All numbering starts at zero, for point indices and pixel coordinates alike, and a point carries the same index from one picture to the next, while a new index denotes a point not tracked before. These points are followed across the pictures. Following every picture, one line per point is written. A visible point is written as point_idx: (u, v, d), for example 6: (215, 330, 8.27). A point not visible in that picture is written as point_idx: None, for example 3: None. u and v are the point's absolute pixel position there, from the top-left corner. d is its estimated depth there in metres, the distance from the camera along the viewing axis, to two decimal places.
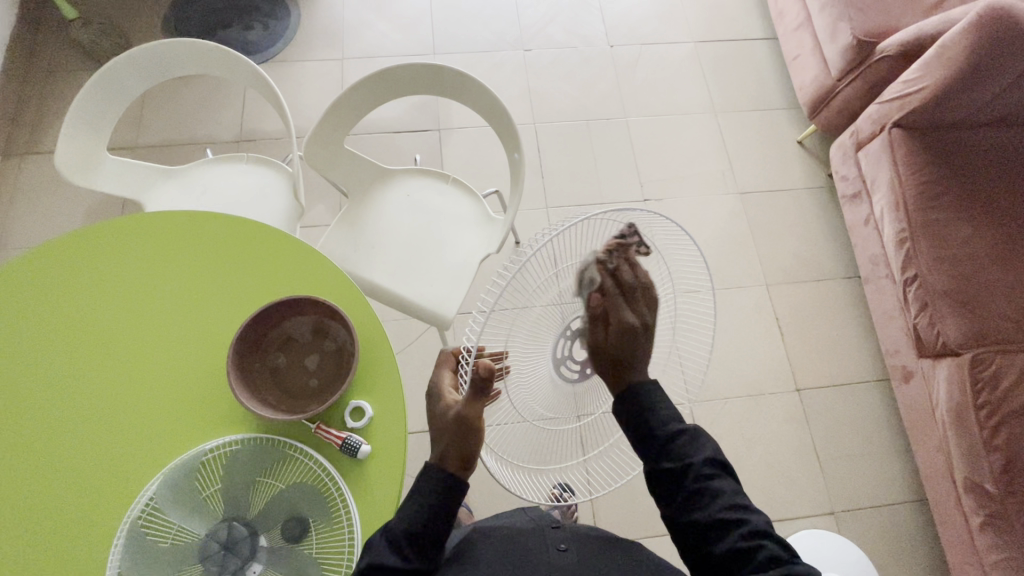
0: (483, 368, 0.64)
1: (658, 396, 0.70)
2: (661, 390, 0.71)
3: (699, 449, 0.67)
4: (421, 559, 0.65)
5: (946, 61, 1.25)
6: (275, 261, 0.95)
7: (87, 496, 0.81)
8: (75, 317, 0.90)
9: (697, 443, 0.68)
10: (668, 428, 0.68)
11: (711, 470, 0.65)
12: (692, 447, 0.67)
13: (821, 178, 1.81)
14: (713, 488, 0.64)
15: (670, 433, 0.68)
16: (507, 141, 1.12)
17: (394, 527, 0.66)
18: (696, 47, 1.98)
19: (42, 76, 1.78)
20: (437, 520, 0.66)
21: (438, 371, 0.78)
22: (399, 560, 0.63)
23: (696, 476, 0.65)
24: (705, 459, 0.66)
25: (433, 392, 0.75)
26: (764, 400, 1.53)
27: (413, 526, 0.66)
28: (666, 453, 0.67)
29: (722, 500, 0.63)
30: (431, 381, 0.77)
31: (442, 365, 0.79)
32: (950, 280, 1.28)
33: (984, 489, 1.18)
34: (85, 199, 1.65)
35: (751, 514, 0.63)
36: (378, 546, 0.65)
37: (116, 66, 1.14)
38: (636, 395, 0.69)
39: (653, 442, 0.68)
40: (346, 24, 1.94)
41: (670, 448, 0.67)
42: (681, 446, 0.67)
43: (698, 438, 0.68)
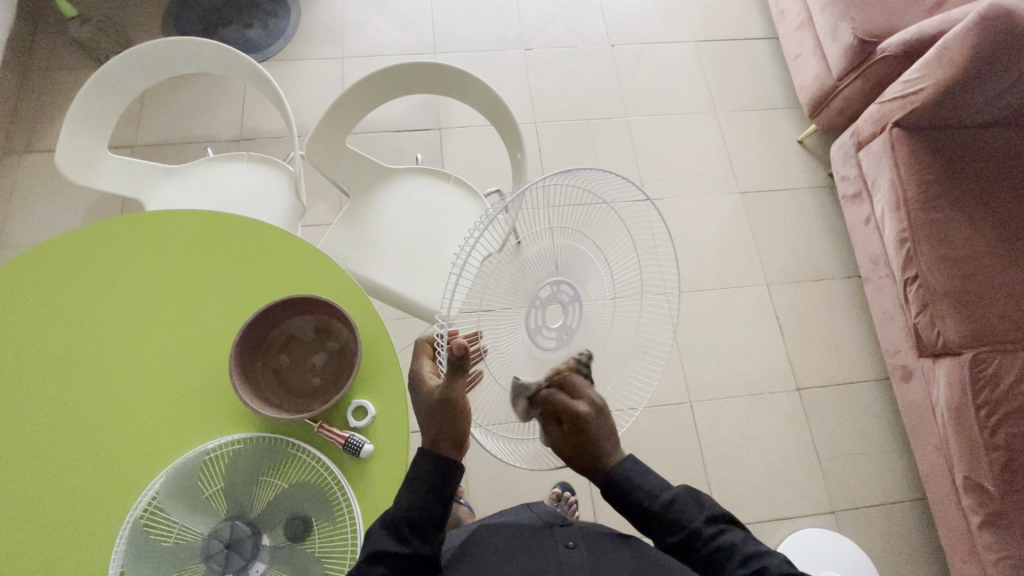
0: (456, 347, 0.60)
1: (639, 472, 0.70)
2: (639, 464, 0.71)
3: (696, 511, 0.67)
4: (421, 542, 0.67)
5: (947, 61, 1.25)
6: (278, 258, 0.94)
7: (90, 496, 0.81)
8: (76, 316, 0.90)
9: (691, 503, 0.68)
10: (661, 501, 0.68)
11: (714, 528, 0.66)
12: (689, 508, 0.68)
13: (821, 178, 1.81)
14: (724, 543, 0.65)
15: (662, 506, 0.68)
16: (509, 140, 1.12)
17: (392, 513, 0.68)
18: (697, 47, 1.98)
19: (41, 74, 1.78)
20: (433, 505, 0.68)
21: (417, 359, 0.74)
22: (399, 543, 0.65)
23: (703, 539, 0.65)
24: (705, 520, 0.67)
25: (414, 380, 0.72)
26: (764, 399, 1.54)
27: (411, 510, 0.68)
28: (669, 527, 0.67)
29: (737, 553, 0.64)
30: (410, 369, 0.73)
31: (421, 354, 0.75)
32: (950, 280, 1.29)
33: (984, 488, 1.18)
34: (84, 197, 1.64)
35: (766, 558, 0.63)
36: (378, 531, 0.67)
37: (117, 64, 1.13)
38: (619, 482, 0.69)
39: (652, 520, 0.68)
40: (346, 22, 1.93)
41: (669, 518, 0.68)
42: (679, 516, 0.67)
43: (690, 498, 0.69)
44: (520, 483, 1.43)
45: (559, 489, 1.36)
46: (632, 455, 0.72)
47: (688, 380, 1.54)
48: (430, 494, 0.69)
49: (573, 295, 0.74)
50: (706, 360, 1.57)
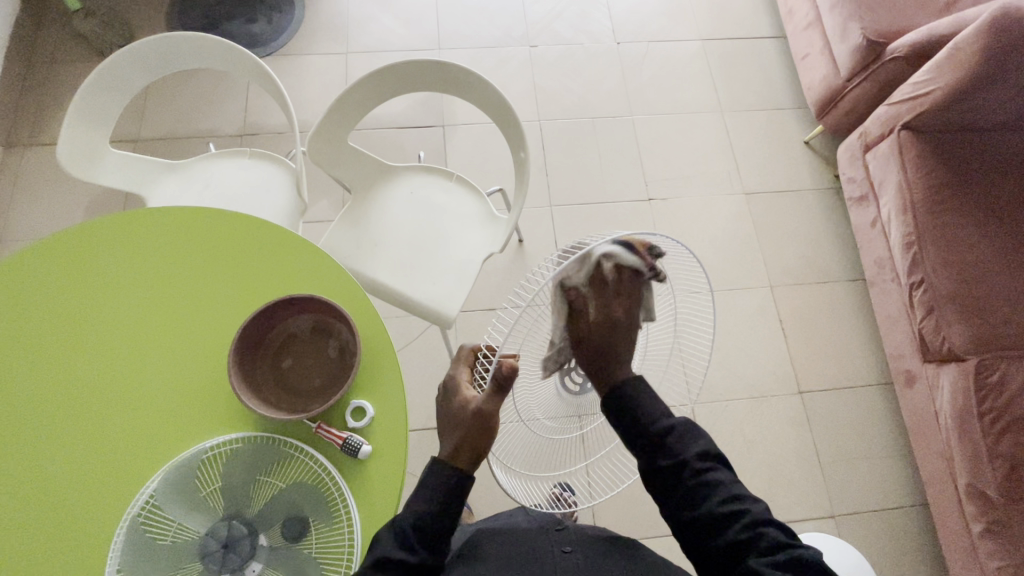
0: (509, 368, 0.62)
1: (645, 397, 0.69)
2: (643, 385, 0.70)
3: (690, 444, 0.67)
4: (427, 552, 0.65)
5: (957, 64, 1.23)
6: (276, 256, 0.94)
7: (88, 493, 0.81)
8: (75, 313, 0.90)
9: (686, 437, 0.68)
10: (660, 427, 0.68)
11: (705, 464, 0.66)
12: (684, 442, 0.68)
13: (828, 179, 1.79)
14: (711, 479, 0.65)
15: (661, 430, 0.68)
16: (513, 140, 1.12)
17: (401, 521, 0.66)
18: (704, 45, 1.96)
19: (45, 67, 1.78)
20: (441, 516, 0.67)
21: (455, 367, 0.74)
22: (405, 552, 0.64)
23: (694, 470, 0.66)
24: (697, 454, 0.67)
25: (450, 387, 0.72)
26: (766, 402, 1.53)
27: (420, 519, 0.66)
28: (660, 448, 0.67)
29: (721, 492, 0.64)
30: (447, 375, 0.73)
31: (460, 363, 0.75)
32: (958, 285, 1.27)
33: (987, 496, 1.17)
34: (88, 192, 1.64)
35: (750, 502, 0.64)
36: (386, 538, 0.66)
37: (118, 59, 1.13)
38: (622, 394, 0.69)
39: (646, 442, 0.68)
40: (350, 17, 1.92)
41: (664, 444, 0.68)
42: (672, 444, 0.67)
43: (687, 433, 0.68)
44: None
45: None
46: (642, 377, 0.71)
47: None
48: (441, 506, 0.67)
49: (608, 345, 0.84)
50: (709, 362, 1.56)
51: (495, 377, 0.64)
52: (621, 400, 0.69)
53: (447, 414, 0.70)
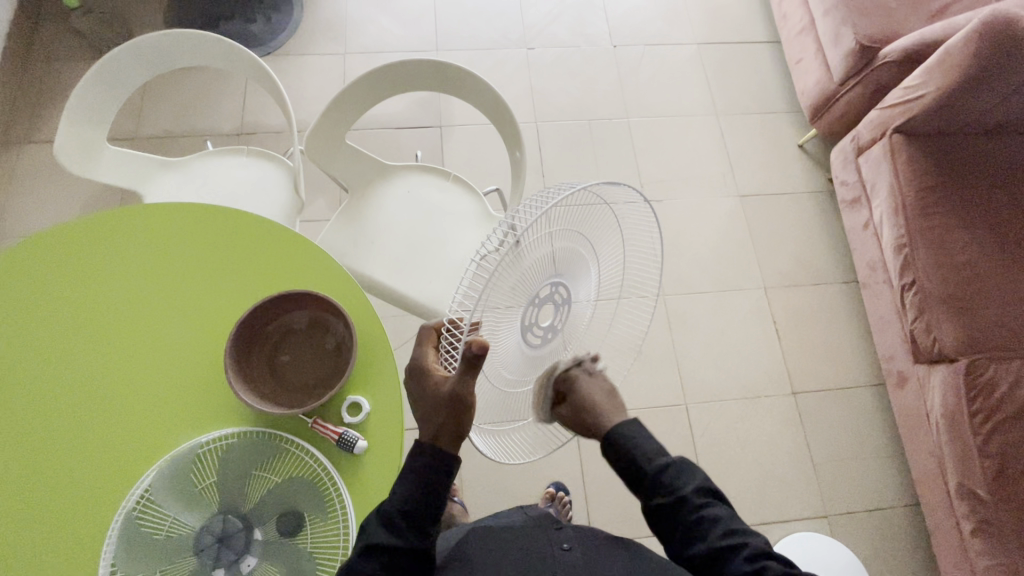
0: (479, 345, 0.58)
1: (639, 441, 0.70)
2: (638, 427, 0.71)
3: (686, 480, 0.68)
4: (416, 536, 0.66)
5: (947, 69, 1.25)
6: (274, 252, 0.95)
7: (83, 487, 0.81)
8: (73, 307, 0.90)
9: (684, 472, 0.69)
10: (656, 465, 0.68)
11: (702, 499, 0.67)
12: (681, 478, 0.68)
13: (821, 183, 1.81)
14: (710, 515, 0.65)
15: (657, 470, 0.68)
16: (510, 140, 1.12)
17: (387, 508, 0.67)
18: (700, 49, 1.98)
19: (43, 63, 1.78)
20: (426, 500, 0.67)
21: (420, 348, 0.72)
22: (393, 538, 0.65)
23: (692, 505, 0.66)
24: (696, 489, 0.67)
25: (418, 372, 0.70)
26: (760, 402, 1.54)
27: (406, 504, 0.67)
28: (657, 488, 0.68)
29: (721, 526, 0.65)
30: (413, 360, 0.71)
31: (425, 343, 0.73)
32: (948, 287, 1.29)
33: (977, 496, 1.18)
34: (85, 189, 1.64)
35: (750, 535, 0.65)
36: (373, 526, 0.67)
37: (116, 56, 1.13)
38: (620, 446, 0.70)
39: (643, 482, 0.69)
40: (349, 18, 1.93)
41: (661, 482, 0.68)
42: (669, 482, 0.68)
43: (682, 468, 0.69)
44: (513, 483, 1.43)
45: (553, 490, 1.38)
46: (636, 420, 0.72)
47: (685, 382, 1.54)
48: (428, 488, 0.68)
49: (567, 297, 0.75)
50: (703, 363, 1.57)
51: (466, 356, 0.60)
52: (620, 449, 0.70)
53: (418, 398, 0.69)
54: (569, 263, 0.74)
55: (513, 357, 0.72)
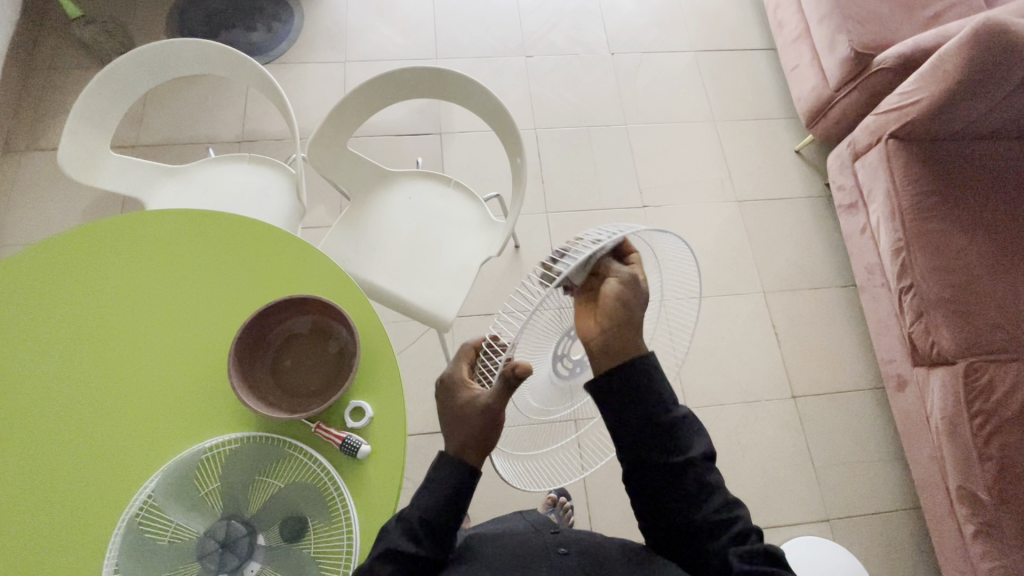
0: (523, 369, 0.63)
1: (661, 383, 0.68)
2: (660, 367, 0.69)
3: (696, 439, 0.69)
4: (433, 546, 0.67)
5: (941, 75, 1.27)
6: (277, 259, 0.95)
7: (85, 494, 0.81)
8: (76, 314, 0.90)
9: (693, 433, 0.69)
10: (672, 415, 0.68)
11: (707, 463, 0.68)
12: (691, 437, 0.68)
13: (819, 188, 1.83)
14: (709, 482, 0.67)
15: (671, 422, 0.67)
16: (511, 146, 1.13)
17: (409, 515, 0.67)
18: (696, 56, 2.00)
19: (45, 72, 1.79)
20: (449, 510, 0.67)
21: (455, 364, 0.73)
22: (411, 545, 0.65)
23: (698, 468, 0.67)
24: (701, 452, 0.68)
25: (452, 386, 0.71)
26: (760, 406, 1.54)
27: (427, 513, 0.67)
28: (670, 438, 0.67)
29: (718, 495, 0.67)
30: (447, 373, 0.73)
31: (460, 358, 0.74)
32: (945, 290, 1.30)
33: (979, 499, 1.19)
34: (86, 197, 1.65)
35: (738, 509, 0.67)
36: (394, 533, 0.67)
37: (120, 65, 1.14)
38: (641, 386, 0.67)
39: (658, 429, 0.67)
40: (349, 27, 1.95)
41: (673, 436, 0.67)
42: (681, 439, 0.68)
43: (693, 425, 0.69)
44: (515, 489, 1.43)
45: (555, 495, 1.38)
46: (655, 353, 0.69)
47: (685, 386, 1.55)
48: (451, 498, 0.68)
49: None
50: (703, 367, 1.58)
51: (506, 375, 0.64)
52: (640, 388, 0.67)
53: (447, 408, 0.71)
54: None
55: (543, 384, 0.81)
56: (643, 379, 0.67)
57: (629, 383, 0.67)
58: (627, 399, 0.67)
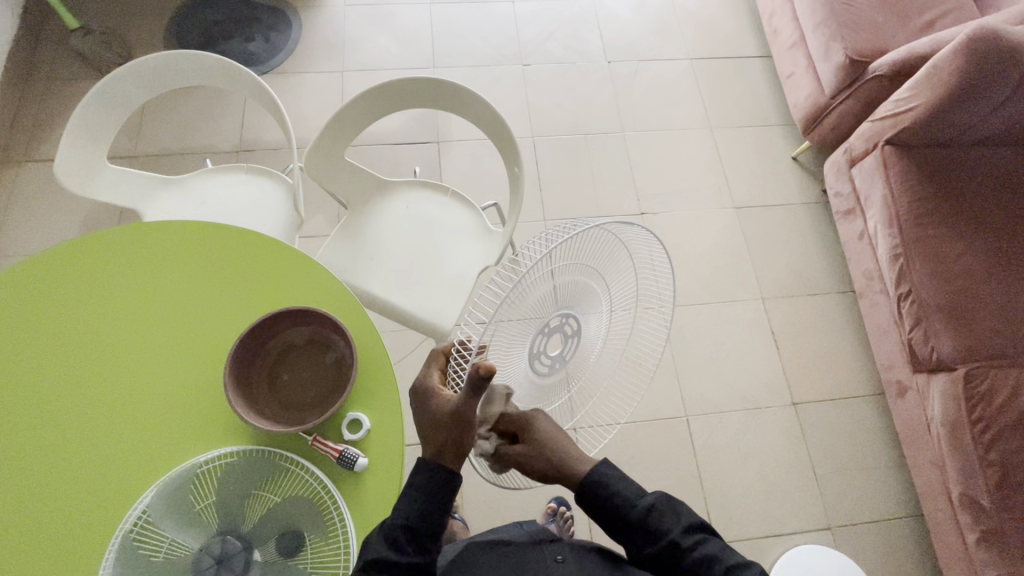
0: (485, 369, 0.58)
1: (620, 489, 0.73)
2: (614, 471, 0.74)
3: (673, 521, 0.70)
4: (417, 553, 0.66)
5: (936, 82, 1.27)
6: (275, 270, 0.95)
7: (79, 509, 0.80)
8: (72, 327, 0.90)
9: (667, 514, 0.71)
10: (639, 509, 0.71)
11: (691, 539, 0.69)
12: (667, 519, 0.70)
13: (815, 194, 1.83)
14: (699, 555, 0.67)
15: (641, 515, 0.71)
16: (508, 156, 1.13)
17: (390, 523, 0.67)
18: (693, 64, 2.01)
19: (43, 83, 1.79)
20: (430, 515, 0.67)
21: (426, 370, 0.74)
22: (395, 554, 0.65)
23: (682, 548, 0.68)
24: (681, 530, 0.69)
25: (423, 389, 0.71)
26: (760, 413, 1.54)
27: (408, 520, 0.67)
28: (647, 532, 0.70)
29: (716, 563, 0.66)
30: (419, 377, 0.73)
31: (431, 364, 0.75)
32: (944, 296, 1.29)
33: (980, 505, 1.18)
34: (83, 207, 1.64)
35: (743, 569, 0.66)
36: (376, 541, 0.66)
37: (118, 77, 1.14)
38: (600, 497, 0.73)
39: (632, 528, 0.71)
40: (347, 36, 1.96)
41: (648, 527, 0.70)
42: (656, 526, 0.70)
43: (667, 509, 0.71)
44: (514, 499, 1.42)
45: (554, 505, 1.37)
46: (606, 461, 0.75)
47: (685, 394, 1.54)
48: (432, 503, 0.68)
49: (577, 329, 0.77)
50: (703, 375, 1.57)
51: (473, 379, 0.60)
52: (600, 500, 0.73)
53: (421, 415, 0.70)
54: (577, 292, 0.75)
55: (523, 385, 0.74)
56: (599, 494, 0.73)
57: (595, 504, 0.73)
58: (595, 513, 0.74)
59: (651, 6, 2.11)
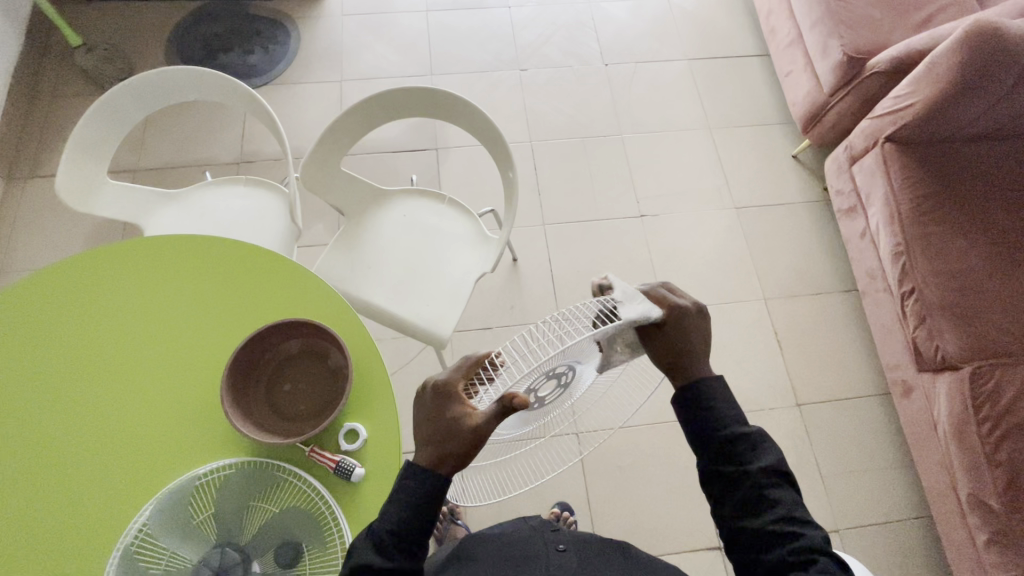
0: (522, 403, 0.59)
1: (720, 396, 0.66)
2: (724, 386, 0.67)
3: (759, 456, 0.63)
4: (406, 557, 0.63)
5: (936, 77, 1.26)
6: (270, 280, 0.96)
7: (75, 525, 0.81)
8: (73, 341, 0.91)
9: (760, 447, 0.63)
10: (730, 432, 0.64)
11: (769, 479, 0.62)
12: (754, 452, 0.63)
13: (817, 192, 1.81)
14: (769, 496, 0.61)
15: (731, 436, 0.64)
16: (501, 162, 1.13)
17: (377, 529, 0.65)
18: (690, 64, 2.00)
19: (47, 101, 1.82)
20: (419, 518, 0.64)
21: (453, 373, 0.69)
22: (382, 560, 0.62)
23: (755, 483, 0.61)
24: (764, 468, 0.62)
25: (447, 397, 0.67)
26: (764, 415, 1.52)
27: (397, 525, 0.64)
28: (724, 455, 0.64)
29: (780, 510, 0.60)
30: (442, 380, 0.68)
31: (459, 369, 0.69)
32: (948, 293, 1.28)
33: (989, 506, 1.16)
34: (87, 222, 1.67)
35: (807, 527, 0.60)
36: (361, 547, 0.64)
37: (116, 94, 1.16)
38: (696, 392, 0.66)
39: (715, 444, 0.64)
40: (344, 46, 1.97)
41: (730, 451, 0.63)
42: (741, 453, 0.63)
43: (761, 442, 0.64)
44: (516, 504, 1.41)
45: (558, 510, 1.36)
46: (722, 377, 0.67)
47: None
48: (424, 506, 0.65)
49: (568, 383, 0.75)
50: None
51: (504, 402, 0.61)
52: (690, 397, 0.66)
53: (430, 414, 0.67)
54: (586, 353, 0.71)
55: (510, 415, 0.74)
56: (699, 401, 0.66)
57: (688, 406, 0.66)
58: (685, 416, 0.67)
59: (648, 8, 2.11)
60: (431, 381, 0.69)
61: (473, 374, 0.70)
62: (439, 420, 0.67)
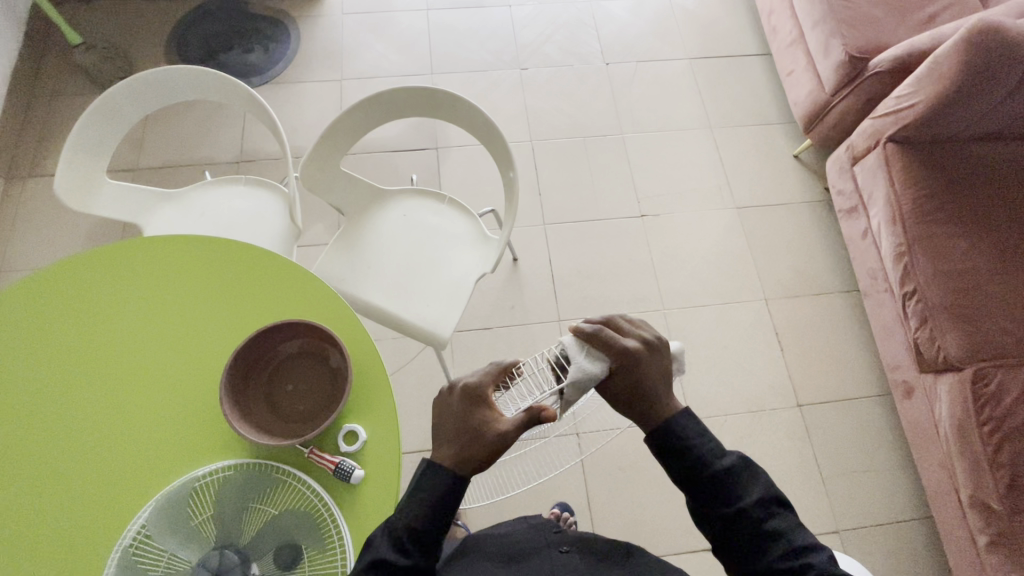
0: (550, 415, 0.64)
1: (693, 434, 0.66)
2: (692, 421, 0.67)
3: (750, 489, 0.63)
4: (421, 555, 0.63)
5: (938, 77, 1.25)
6: (270, 280, 0.95)
7: (72, 527, 0.81)
8: (71, 341, 0.91)
9: (745, 480, 0.64)
10: (715, 470, 0.64)
11: (765, 512, 0.62)
12: (744, 485, 0.63)
13: (818, 192, 1.81)
14: (770, 530, 0.61)
15: (718, 475, 0.63)
16: (502, 162, 1.13)
17: (396, 524, 0.64)
18: (691, 64, 2.00)
19: (46, 99, 1.81)
20: (438, 517, 0.64)
21: (485, 376, 0.69)
22: (399, 557, 0.62)
23: (752, 519, 0.61)
24: (758, 501, 0.62)
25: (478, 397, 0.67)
26: (764, 416, 1.52)
27: (415, 523, 0.64)
28: (717, 497, 0.63)
29: (784, 542, 0.61)
30: (476, 380, 0.69)
31: (490, 372, 0.70)
32: (950, 295, 1.27)
33: (990, 508, 1.16)
34: (86, 222, 1.66)
35: (811, 553, 0.60)
36: (379, 541, 0.64)
37: (115, 94, 1.15)
38: (670, 435, 0.66)
39: (704, 486, 0.64)
40: (344, 45, 1.97)
41: (721, 491, 0.63)
42: (731, 490, 0.63)
43: (745, 474, 0.64)
44: (516, 505, 1.41)
45: (558, 510, 1.35)
46: (688, 411, 0.68)
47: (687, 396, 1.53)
48: (428, 510, 0.64)
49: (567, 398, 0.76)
50: (706, 376, 1.56)
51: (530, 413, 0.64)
52: (667, 444, 0.66)
53: (456, 414, 0.67)
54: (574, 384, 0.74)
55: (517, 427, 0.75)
56: (676, 445, 0.65)
57: (667, 452, 0.66)
58: (666, 462, 0.66)
59: (648, 7, 2.10)
60: (460, 385, 0.69)
61: (500, 380, 0.71)
62: (446, 423, 0.68)
